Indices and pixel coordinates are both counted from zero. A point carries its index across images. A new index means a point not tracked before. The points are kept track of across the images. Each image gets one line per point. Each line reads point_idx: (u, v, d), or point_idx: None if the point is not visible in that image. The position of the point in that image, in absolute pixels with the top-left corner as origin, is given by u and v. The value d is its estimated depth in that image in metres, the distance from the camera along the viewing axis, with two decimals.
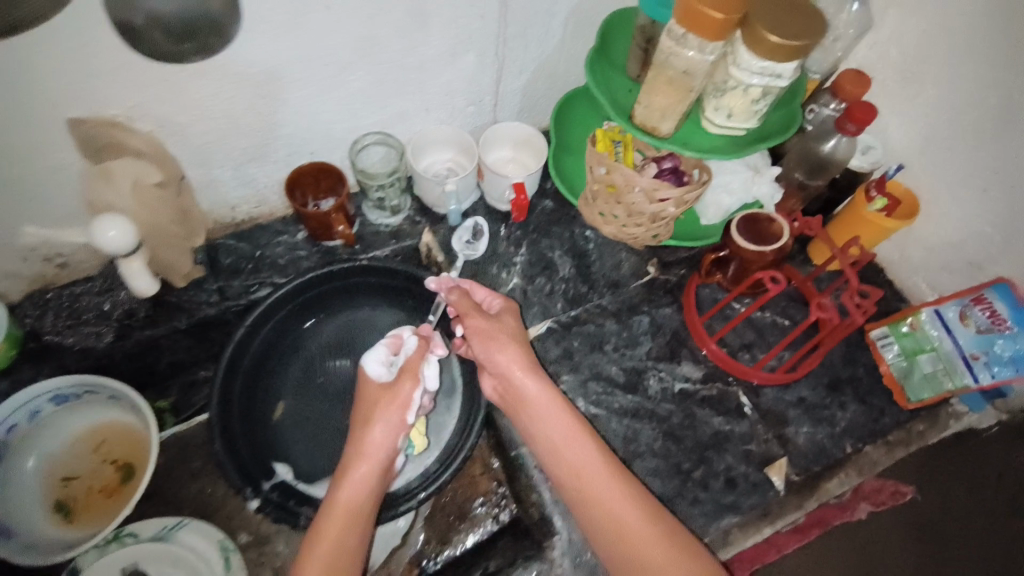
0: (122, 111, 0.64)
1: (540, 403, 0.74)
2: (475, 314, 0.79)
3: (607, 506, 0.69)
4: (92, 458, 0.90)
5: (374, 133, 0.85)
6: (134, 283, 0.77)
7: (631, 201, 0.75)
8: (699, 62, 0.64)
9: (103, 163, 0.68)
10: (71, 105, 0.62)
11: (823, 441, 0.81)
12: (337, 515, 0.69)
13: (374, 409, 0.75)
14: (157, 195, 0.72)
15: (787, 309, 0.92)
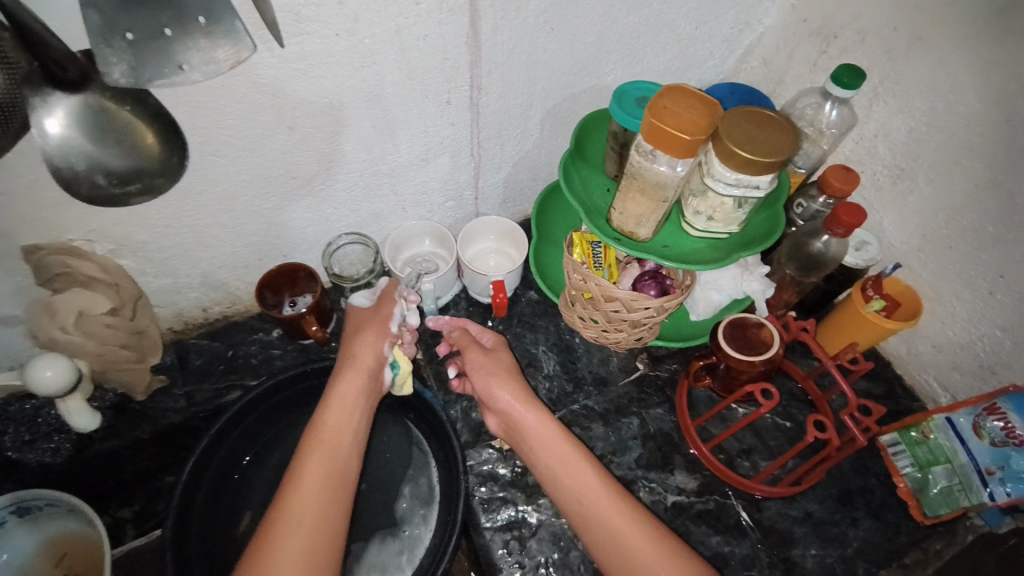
0: (81, 235, 0.67)
1: (539, 433, 0.72)
2: (474, 350, 0.80)
3: (580, 481, 0.68)
4: (51, 571, 0.83)
5: (347, 235, 0.87)
6: (74, 419, 0.76)
7: (609, 309, 0.73)
8: (670, 175, 0.64)
9: (53, 296, 0.70)
10: (30, 233, 0.64)
11: (835, 565, 0.73)
12: (330, 432, 0.68)
13: (361, 325, 0.77)
14: (107, 323, 0.73)
15: (789, 409, 0.85)
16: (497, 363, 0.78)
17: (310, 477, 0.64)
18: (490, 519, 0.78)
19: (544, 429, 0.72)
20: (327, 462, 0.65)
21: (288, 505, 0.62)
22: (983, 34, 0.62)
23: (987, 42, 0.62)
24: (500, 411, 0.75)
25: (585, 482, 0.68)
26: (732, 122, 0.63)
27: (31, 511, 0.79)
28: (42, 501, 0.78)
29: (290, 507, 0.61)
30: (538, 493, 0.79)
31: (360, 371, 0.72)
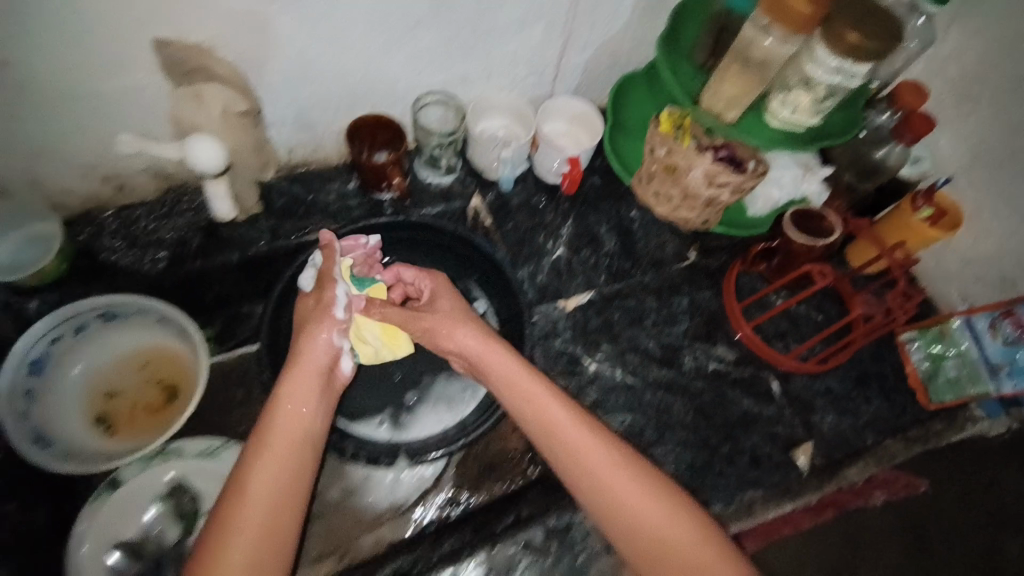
0: (208, 38, 0.67)
1: (535, 398, 0.68)
2: (426, 314, 0.75)
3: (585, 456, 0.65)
4: (134, 378, 0.84)
5: (437, 92, 0.87)
6: (215, 206, 0.80)
7: (690, 181, 0.78)
8: (777, 51, 0.70)
9: (194, 86, 0.71)
10: (159, 25, 0.64)
11: (847, 430, 0.85)
12: (278, 437, 0.62)
13: (308, 319, 0.72)
14: (240, 124, 0.75)
15: (822, 304, 0.94)
16: (446, 317, 0.75)
17: (255, 488, 0.59)
18: (548, 368, 0.85)
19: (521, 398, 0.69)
20: (278, 472, 0.60)
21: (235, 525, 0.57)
22: None
23: None
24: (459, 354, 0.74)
25: (598, 459, 0.64)
26: (846, 8, 0.66)
27: (116, 318, 0.81)
28: (132, 308, 0.80)
29: (238, 519, 0.57)
30: (595, 347, 0.87)
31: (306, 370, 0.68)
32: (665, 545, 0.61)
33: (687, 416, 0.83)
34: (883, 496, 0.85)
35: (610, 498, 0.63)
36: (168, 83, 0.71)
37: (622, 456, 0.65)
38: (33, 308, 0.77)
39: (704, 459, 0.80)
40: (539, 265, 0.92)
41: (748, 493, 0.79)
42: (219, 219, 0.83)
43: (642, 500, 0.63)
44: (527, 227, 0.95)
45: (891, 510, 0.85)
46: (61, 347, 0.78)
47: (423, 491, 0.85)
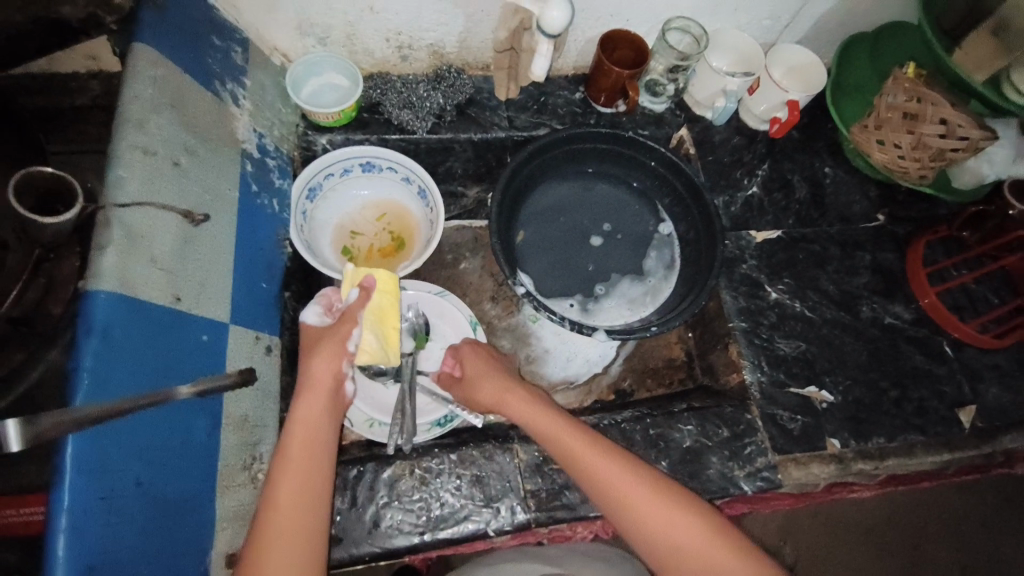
0: None
1: (577, 452, 0.68)
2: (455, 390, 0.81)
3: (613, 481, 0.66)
4: (371, 225, 0.97)
5: (682, 18, 0.94)
6: (535, 68, 0.93)
7: (924, 131, 0.82)
8: None
9: None
10: None
11: (1013, 405, 0.88)
12: (297, 451, 0.63)
13: (316, 345, 0.70)
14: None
15: (1001, 290, 0.96)
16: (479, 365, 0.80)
17: (281, 495, 0.60)
18: (732, 286, 0.92)
19: (539, 422, 0.72)
20: (298, 478, 0.62)
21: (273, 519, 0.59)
22: None
23: None
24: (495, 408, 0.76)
25: (620, 481, 0.66)
26: None
27: (373, 170, 0.94)
28: (387, 162, 0.93)
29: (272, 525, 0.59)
30: (777, 279, 0.93)
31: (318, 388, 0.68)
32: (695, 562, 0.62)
33: (861, 358, 0.88)
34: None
35: (627, 507, 0.65)
36: None
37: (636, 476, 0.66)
38: (320, 144, 0.92)
39: (872, 397, 0.86)
40: (734, 197, 1.00)
41: (911, 435, 0.84)
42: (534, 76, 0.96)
43: (668, 522, 0.64)
44: (726, 162, 1.02)
45: None
46: (329, 183, 0.92)
47: (593, 374, 0.97)
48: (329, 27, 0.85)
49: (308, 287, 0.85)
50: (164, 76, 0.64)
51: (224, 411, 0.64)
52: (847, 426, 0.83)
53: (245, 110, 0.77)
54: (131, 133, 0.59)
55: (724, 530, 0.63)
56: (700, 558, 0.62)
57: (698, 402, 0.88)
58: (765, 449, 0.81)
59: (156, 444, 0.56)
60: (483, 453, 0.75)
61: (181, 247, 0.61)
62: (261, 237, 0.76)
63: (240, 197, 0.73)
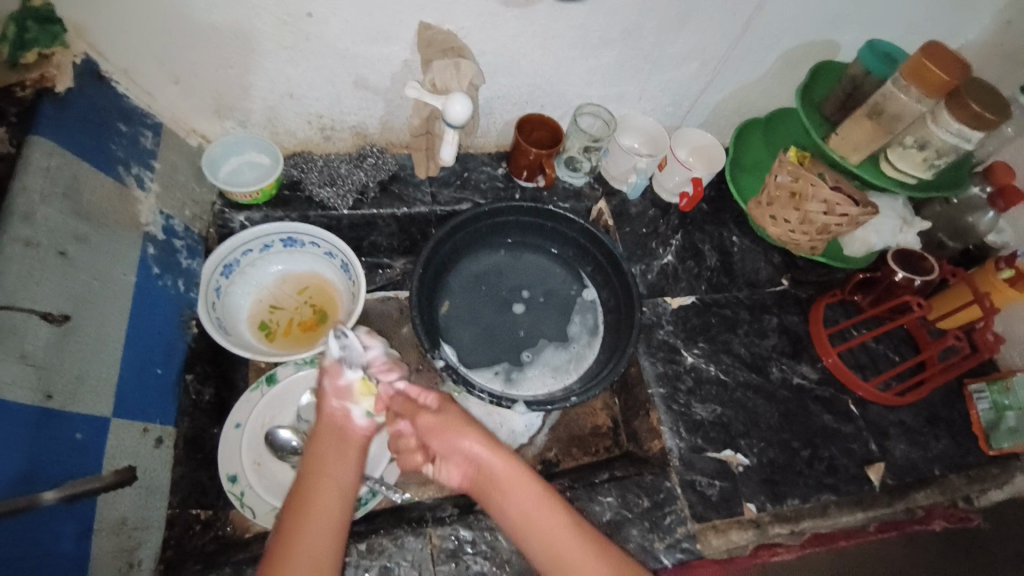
0: (456, 28, 0.81)
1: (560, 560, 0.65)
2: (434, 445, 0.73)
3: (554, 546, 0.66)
4: (292, 299, 0.95)
5: (591, 104, 1.03)
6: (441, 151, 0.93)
7: (809, 208, 0.90)
8: (911, 108, 0.84)
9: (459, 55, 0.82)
10: (428, 11, 0.79)
11: (917, 460, 0.92)
12: (320, 497, 0.65)
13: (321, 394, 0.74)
14: None
15: (899, 347, 1.03)
16: (454, 419, 0.71)
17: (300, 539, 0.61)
18: (651, 352, 0.95)
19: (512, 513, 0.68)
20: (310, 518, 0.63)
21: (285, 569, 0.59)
22: None
23: None
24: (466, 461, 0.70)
25: None
26: (971, 86, 0.81)
27: (295, 245, 0.94)
28: (308, 237, 0.93)
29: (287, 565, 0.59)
30: (692, 343, 0.97)
31: (330, 427, 0.71)
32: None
33: (773, 420, 0.91)
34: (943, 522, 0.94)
35: None
36: (415, 51, 0.84)
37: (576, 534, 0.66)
38: (240, 222, 0.92)
39: (786, 458, 0.88)
40: (649, 265, 1.04)
41: (824, 495, 0.86)
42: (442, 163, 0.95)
43: None
44: (642, 233, 1.08)
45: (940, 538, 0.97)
46: (248, 259, 0.91)
47: (519, 446, 0.95)
48: (250, 111, 0.88)
49: (217, 368, 0.82)
50: (58, 166, 0.65)
51: (95, 517, 0.59)
52: (764, 489, 0.85)
53: (152, 192, 0.79)
54: (14, 226, 0.59)
55: None
56: None
57: (621, 471, 0.88)
58: (684, 518, 0.81)
59: (18, 557, 0.51)
60: (394, 539, 0.72)
61: (63, 337, 0.60)
62: (161, 322, 0.75)
63: (138, 281, 0.72)
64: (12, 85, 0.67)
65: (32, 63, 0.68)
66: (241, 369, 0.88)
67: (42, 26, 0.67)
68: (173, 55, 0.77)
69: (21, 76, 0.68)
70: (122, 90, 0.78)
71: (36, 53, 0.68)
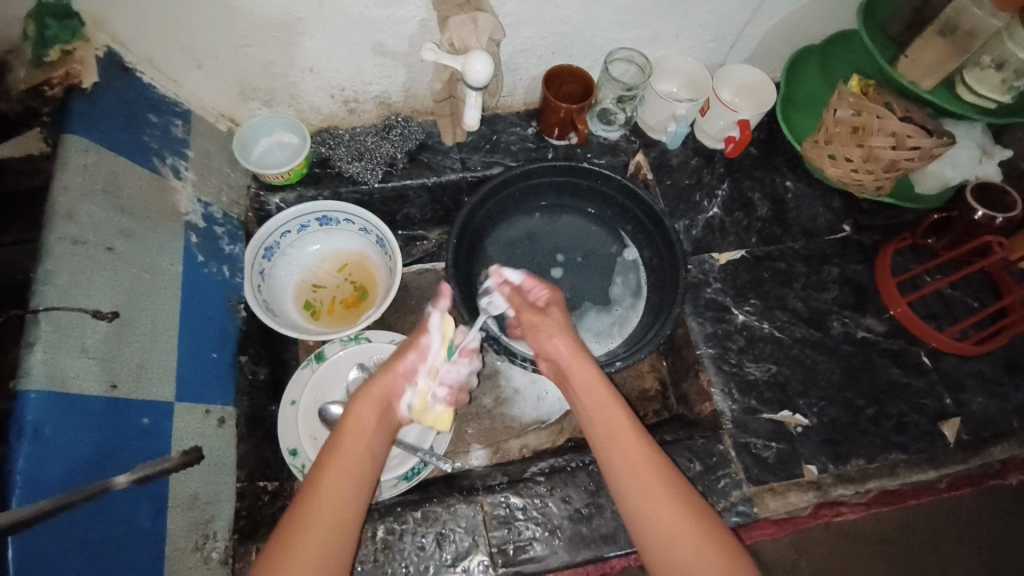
0: None
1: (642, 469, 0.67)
2: (531, 312, 0.81)
3: (627, 453, 0.69)
4: (331, 277, 0.97)
5: (624, 49, 0.95)
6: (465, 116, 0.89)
7: (874, 144, 0.81)
8: (986, 24, 0.75)
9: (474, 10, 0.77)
10: None
11: (997, 413, 0.85)
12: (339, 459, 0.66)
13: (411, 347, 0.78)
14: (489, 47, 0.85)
15: (978, 293, 0.94)
16: (553, 321, 0.80)
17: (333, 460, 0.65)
18: (699, 312, 0.90)
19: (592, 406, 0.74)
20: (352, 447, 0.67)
21: (308, 521, 0.61)
22: None
23: None
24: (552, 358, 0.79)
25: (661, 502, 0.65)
26: None
27: (330, 224, 0.95)
28: (343, 214, 0.94)
29: (312, 514, 0.61)
30: (743, 300, 0.92)
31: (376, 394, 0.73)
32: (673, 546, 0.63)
33: (834, 376, 0.86)
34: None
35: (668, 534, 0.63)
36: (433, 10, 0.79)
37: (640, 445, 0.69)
38: (274, 203, 0.93)
39: (849, 417, 0.83)
40: (695, 220, 0.98)
41: (893, 454, 0.81)
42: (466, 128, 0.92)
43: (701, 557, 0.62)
44: (685, 186, 1.01)
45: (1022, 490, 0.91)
46: (287, 240, 0.92)
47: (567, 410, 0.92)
48: (273, 89, 0.87)
49: (268, 349, 0.85)
50: (95, 163, 0.67)
51: (169, 494, 0.63)
52: (826, 449, 0.81)
53: (188, 181, 0.80)
54: (60, 226, 0.61)
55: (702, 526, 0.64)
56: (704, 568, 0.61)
57: (671, 435, 0.86)
58: (739, 481, 0.79)
59: (100, 537, 0.55)
60: (447, 507, 0.74)
61: (119, 331, 0.63)
62: (210, 306, 0.77)
63: (186, 269, 0.74)
64: (40, 85, 0.67)
65: (56, 61, 0.67)
66: (290, 348, 0.91)
67: (61, 22, 0.66)
68: (193, 41, 0.76)
69: (47, 75, 0.67)
70: (150, 81, 0.78)
71: (59, 50, 0.67)
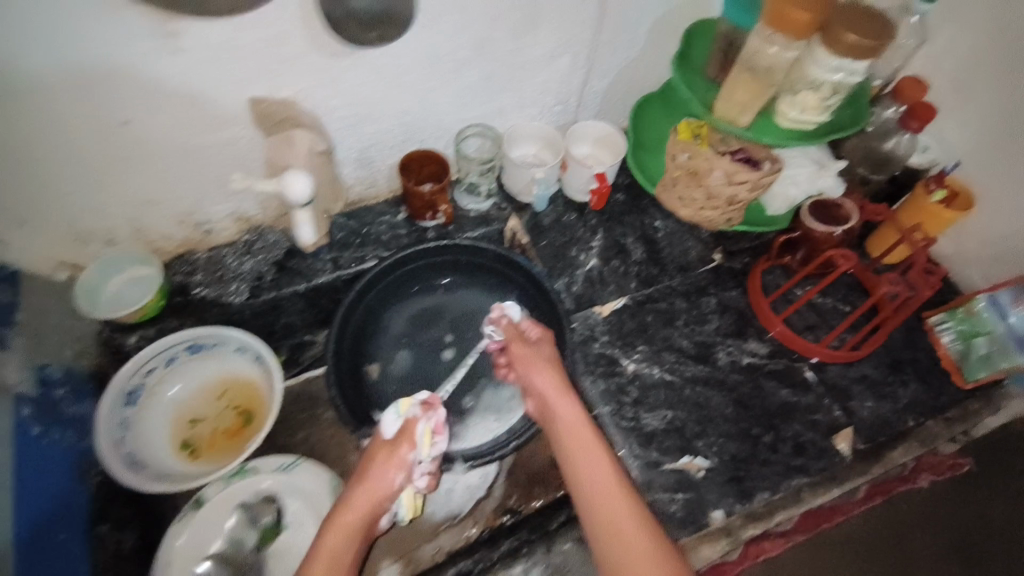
0: (291, 93, 0.74)
1: (600, 488, 0.72)
2: (519, 343, 0.86)
3: (588, 470, 0.74)
4: (213, 406, 0.94)
5: (474, 125, 0.96)
6: (298, 232, 0.87)
7: (711, 183, 0.85)
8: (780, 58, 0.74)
9: (284, 132, 0.78)
10: (251, 87, 0.72)
11: (888, 415, 0.86)
12: (337, 522, 0.73)
13: (376, 455, 0.78)
14: (320, 160, 0.83)
15: (848, 296, 0.98)
16: (536, 356, 0.84)
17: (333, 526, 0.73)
18: (590, 371, 0.90)
19: (570, 422, 0.78)
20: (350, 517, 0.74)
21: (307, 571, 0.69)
22: None
23: None
24: (534, 392, 0.83)
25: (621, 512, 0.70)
26: (845, 11, 0.70)
27: (201, 350, 0.92)
28: (212, 340, 0.91)
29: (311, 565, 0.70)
30: (631, 348, 0.92)
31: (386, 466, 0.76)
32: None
33: (727, 409, 0.87)
34: (930, 478, 0.90)
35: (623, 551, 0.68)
36: (258, 130, 0.78)
37: (611, 470, 0.74)
38: (133, 342, 0.88)
39: (748, 449, 0.83)
40: (573, 276, 0.99)
41: (795, 479, 0.81)
42: (302, 243, 0.90)
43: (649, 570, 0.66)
44: (560, 243, 1.03)
45: (943, 489, 0.90)
46: (153, 377, 0.89)
47: (476, 499, 0.90)
48: (110, 230, 0.83)
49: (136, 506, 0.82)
50: None
51: None
52: (730, 488, 0.80)
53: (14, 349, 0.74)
54: None
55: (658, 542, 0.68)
56: None
57: None
58: None
59: None
60: None
61: None
62: (53, 479, 0.72)
63: (16, 448, 0.69)
64: None
65: None
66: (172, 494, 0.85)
67: None
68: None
69: None
70: None
71: None
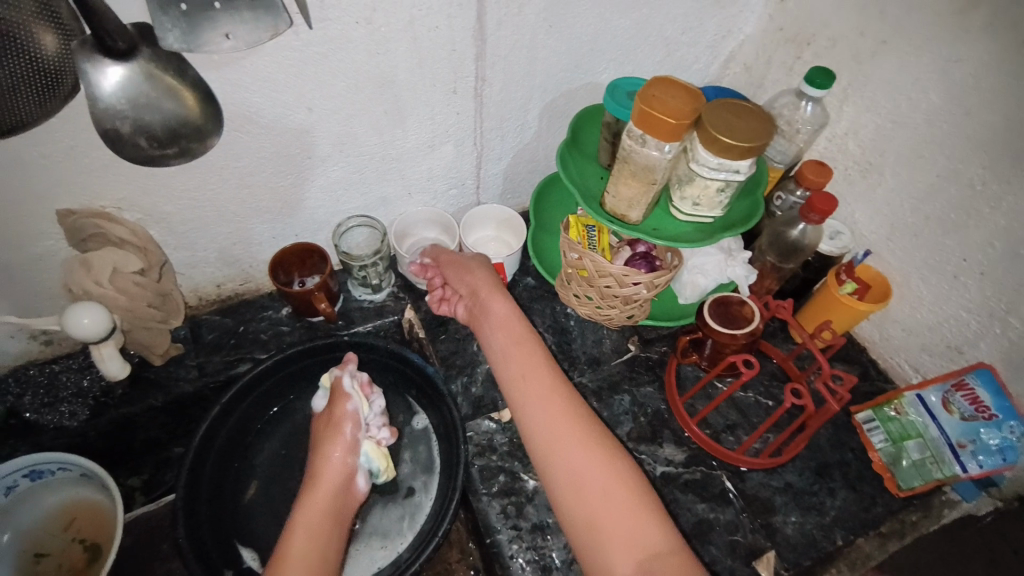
0: (112, 202, 0.70)
1: (540, 388, 0.71)
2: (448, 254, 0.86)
3: (531, 378, 0.72)
4: (61, 536, 0.83)
5: (356, 217, 0.88)
6: (105, 367, 0.78)
7: (602, 284, 0.79)
8: (659, 160, 0.69)
9: (87, 253, 0.72)
10: (64, 199, 0.67)
11: (813, 532, 0.77)
12: (300, 525, 0.69)
13: (324, 439, 0.77)
14: (136, 283, 0.75)
15: (770, 388, 0.90)
16: (479, 275, 0.82)
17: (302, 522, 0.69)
18: (487, 486, 0.80)
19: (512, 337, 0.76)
20: (322, 512, 0.71)
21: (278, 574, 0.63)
22: (954, 40, 0.66)
23: (952, 59, 0.67)
24: (469, 293, 0.82)
25: (562, 420, 0.68)
26: (716, 110, 0.67)
27: (44, 474, 0.79)
28: (54, 464, 0.77)
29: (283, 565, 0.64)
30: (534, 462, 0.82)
31: (331, 471, 0.74)
32: (592, 494, 0.63)
33: None
34: None
35: (566, 455, 0.66)
36: (72, 247, 0.72)
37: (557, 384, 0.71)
38: None
39: None
40: (473, 375, 0.90)
41: None
42: (116, 377, 0.80)
43: (591, 475, 0.64)
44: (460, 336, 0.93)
45: None
46: None
47: None
48: None
49: None
50: None
51: None
52: None
53: None
54: None
55: (605, 451, 0.66)
56: (613, 505, 0.62)
57: None
58: None
59: None
60: None
61: None
62: None
63: None
64: None
65: None
66: None
67: None
68: None
69: None
70: None
71: None
